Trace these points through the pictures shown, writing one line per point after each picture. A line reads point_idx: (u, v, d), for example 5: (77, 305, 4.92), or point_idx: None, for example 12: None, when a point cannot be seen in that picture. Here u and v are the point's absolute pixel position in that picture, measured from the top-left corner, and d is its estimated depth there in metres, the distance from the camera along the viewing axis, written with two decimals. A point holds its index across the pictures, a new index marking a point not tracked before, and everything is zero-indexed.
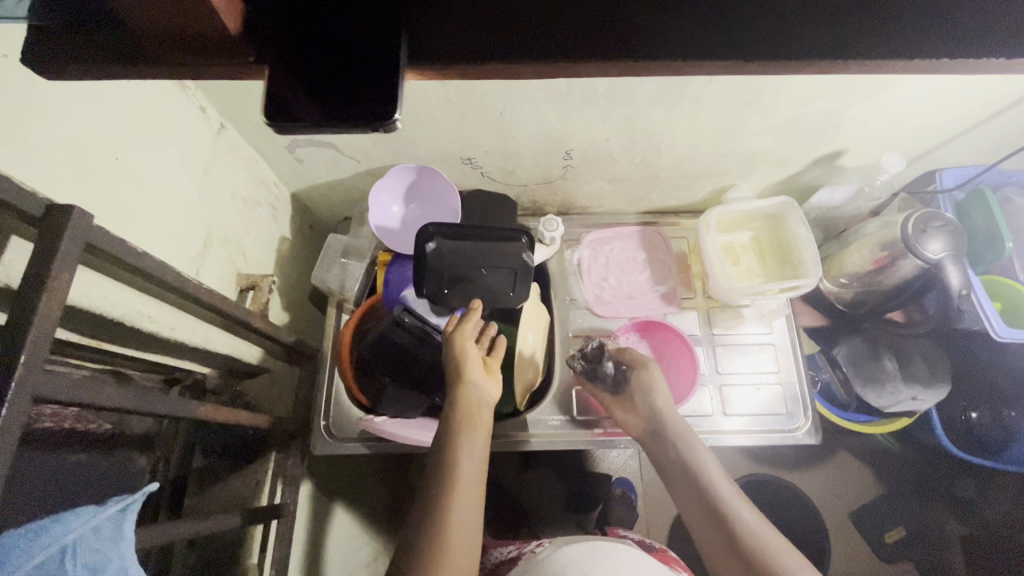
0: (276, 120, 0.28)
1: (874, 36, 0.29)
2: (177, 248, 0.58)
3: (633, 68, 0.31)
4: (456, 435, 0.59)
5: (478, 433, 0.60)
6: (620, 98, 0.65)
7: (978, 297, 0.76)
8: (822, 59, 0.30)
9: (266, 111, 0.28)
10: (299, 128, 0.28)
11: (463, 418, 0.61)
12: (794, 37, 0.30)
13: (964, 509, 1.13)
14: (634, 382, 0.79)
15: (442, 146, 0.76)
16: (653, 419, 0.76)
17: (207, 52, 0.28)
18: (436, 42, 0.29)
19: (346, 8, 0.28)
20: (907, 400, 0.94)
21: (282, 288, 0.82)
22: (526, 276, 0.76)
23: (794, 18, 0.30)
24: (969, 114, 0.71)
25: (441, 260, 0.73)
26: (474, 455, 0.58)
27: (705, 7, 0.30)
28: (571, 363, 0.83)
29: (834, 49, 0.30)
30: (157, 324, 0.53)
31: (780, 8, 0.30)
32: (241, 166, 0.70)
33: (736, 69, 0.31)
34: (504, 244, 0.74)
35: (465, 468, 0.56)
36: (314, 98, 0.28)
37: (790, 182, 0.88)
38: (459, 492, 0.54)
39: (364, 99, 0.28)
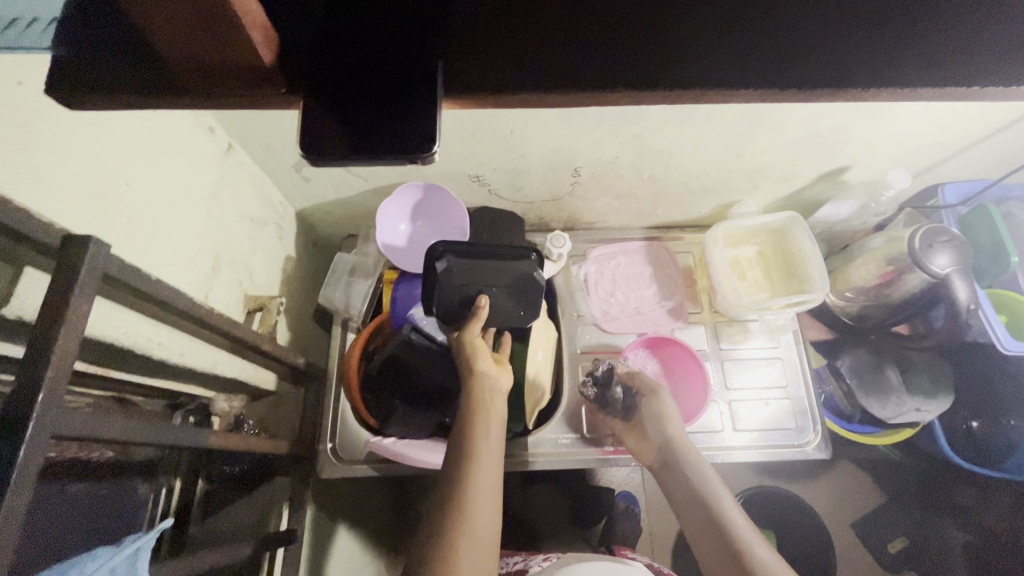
0: (311, 153, 0.28)
1: (889, 68, 0.31)
2: (187, 272, 0.57)
3: (661, 97, 0.31)
4: (472, 443, 0.60)
5: (493, 439, 0.61)
6: (629, 117, 0.66)
7: (984, 312, 0.76)
8: (842, 89, 0.31)
9: (302, 148, 0.28)
10: (333, 161, 0.28)
11: (479, 422, 0.62)
12: (815, 68, 0.31)
13: (968, 519, 1.12)
14: (646, 411, 0.79)
15: (450, 165, 0.76)
16: (665, 448, 0.75)
17: (240, 83, 0.28)
18: (467, 73, 0.30)
19: (380, 41, 0.29)
20: (911, 411, 0.93)
21: (288, 307, 0.81)
22: (535, 293, 0.76)
23: (816, 49, 0.31)
24: (972, 131, 0.72)
25: (449, 280, 0.73)
26: (489, 466, 0.59)
27: (732, 39, 0.31)
28: (583, 390, 0.82)
29: (852, 80, 0.31)
30: (168, 350, 0.52)
31: (803, 41, 0.31)
32: (248, 186, 0.70)
33: (759, 98, 0.32)
34: (511, 258, 0.73)
35: (481, 475, 0.58)
36: (349, 132, 0.28)
37: (794, 197, 0.89)
38: (476, 498, 0.56)
39: (398, 132, 0.28)
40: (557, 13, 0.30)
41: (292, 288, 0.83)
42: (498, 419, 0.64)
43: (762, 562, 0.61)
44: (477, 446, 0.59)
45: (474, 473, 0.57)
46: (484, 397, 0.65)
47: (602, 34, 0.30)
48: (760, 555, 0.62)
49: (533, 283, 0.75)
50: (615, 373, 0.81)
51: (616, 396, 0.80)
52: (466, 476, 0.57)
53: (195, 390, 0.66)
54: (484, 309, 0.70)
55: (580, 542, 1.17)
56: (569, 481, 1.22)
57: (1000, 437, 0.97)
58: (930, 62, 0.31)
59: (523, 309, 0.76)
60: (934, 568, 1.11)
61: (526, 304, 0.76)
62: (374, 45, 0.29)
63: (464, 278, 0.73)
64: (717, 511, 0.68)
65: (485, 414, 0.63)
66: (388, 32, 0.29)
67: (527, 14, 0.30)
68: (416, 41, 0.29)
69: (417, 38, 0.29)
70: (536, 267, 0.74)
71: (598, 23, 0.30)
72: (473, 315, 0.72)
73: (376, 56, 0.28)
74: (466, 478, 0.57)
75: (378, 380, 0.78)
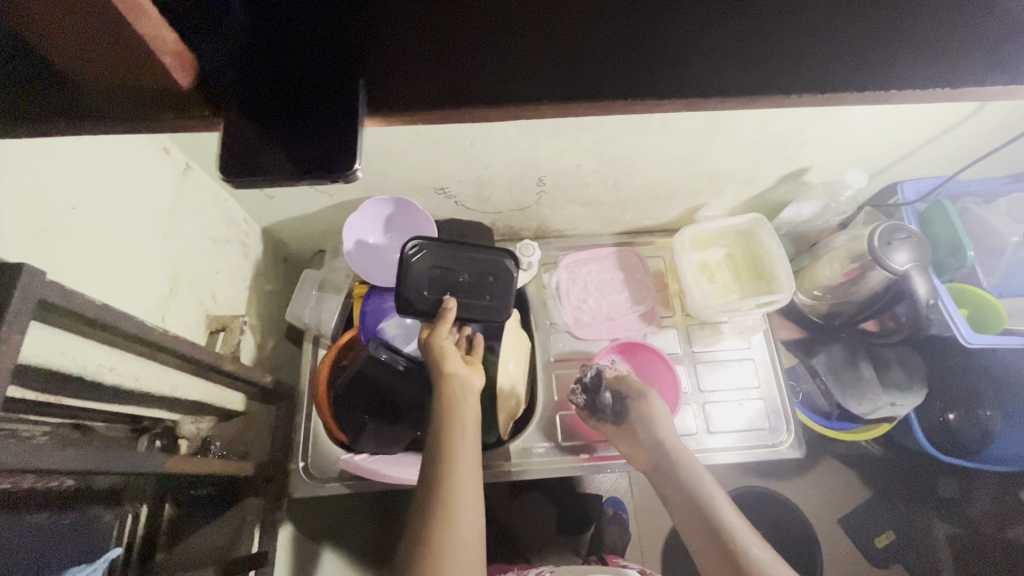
0: (230, 174, 0.28)
1: (827, 72, 0.31)
2: (139, 295, 0.56)
3: (603, 108, 0.32)
4: (449, 453, 0.59)
5: (469, 444, 0.61)
6: (588, 126, 0.67)
7: (944, 305, 0.78)
8: (779, 93, 0.32)
9: (220, 166, 0.28)
10: (255, 181, 0.28)
11: (453, 430, 0.61)
12: (754, 73, 0.31)
13: (951, 510, 1.13)
14: (636, 415, 0.77)
15: (414, 178, 0.77)
16: (657, 452, 0.74)
17: (159, 104, 0.28)
18: (393, 90, 0.30)
19: (303, 62, 0.29)
20: (886, 406, 0.95)
21: (255, 326, 0.80)
22: (505, 295, 0.75)
23: (751, 57, 0.31)
24: (924, 131, 0.74)
25: (417, 278, 0.72)
26: (467, 473, 0.59)
27: (667, 50, 0.31)
28: (572, 398, 0.81)
29: (790, 85, 0.31)
30: (120, 375, 0.51)
31: (736, 43, 0.31)
32: (208, 206, 0.69)
33: (698, 107, 0.32)
34: (482, 256, 0.74)
35: (461, 484, 0.58)
36: (266, 153, 0.28)
37: (759, 199, 0.90)
38: (460, 507, 0.57)
39: (316, 151, 0.28)
40: (481, 28, 0.30)
41: (261, 306, 0.83)
42: (474, 418, 0.64)
43: (757, 563, 0.61)
44: (454, 455, 0.59)
45: (455, 484, 0.57)
46: (457, 397, 0.64)
47: (524, 48, 0.30)
48: (756, 554, 0.62)
49: (506, 282, 0.75)
50: (604, 378, 0.80)
51: (605, 402, 0.79)
52: (446, 487, 0.57)
53: (161, 413, 0.65)
54: (451, 308, 0.69)
55: (569, 550, 1.16)
56: (554, 490, 1.21)
57: (976, 428, 0.99)
58: (847, 68, 0.31)
59: (498, 310, 0.74)
60: (919, 560, 1.12)
61: (494, 307, 0.74)
62: (297, 64, 0.29)
63: (433, 278, 0.72)
64: (709, 511, 0.67)
65: (459, 421, 0.62)
66: (311, 52, 0.29)
67: (450, 27, 0.30)
68: (339, 59, 0.29)
69: (339, 58, 0.29)
70: (507, 258, 0.75)
71: (519, 37, 0.30)
72: (440, 315, 0.70)
73: (298, 75, 0.29)
74: (446, 490, 0.57)
75: (341, 391, 0.77)
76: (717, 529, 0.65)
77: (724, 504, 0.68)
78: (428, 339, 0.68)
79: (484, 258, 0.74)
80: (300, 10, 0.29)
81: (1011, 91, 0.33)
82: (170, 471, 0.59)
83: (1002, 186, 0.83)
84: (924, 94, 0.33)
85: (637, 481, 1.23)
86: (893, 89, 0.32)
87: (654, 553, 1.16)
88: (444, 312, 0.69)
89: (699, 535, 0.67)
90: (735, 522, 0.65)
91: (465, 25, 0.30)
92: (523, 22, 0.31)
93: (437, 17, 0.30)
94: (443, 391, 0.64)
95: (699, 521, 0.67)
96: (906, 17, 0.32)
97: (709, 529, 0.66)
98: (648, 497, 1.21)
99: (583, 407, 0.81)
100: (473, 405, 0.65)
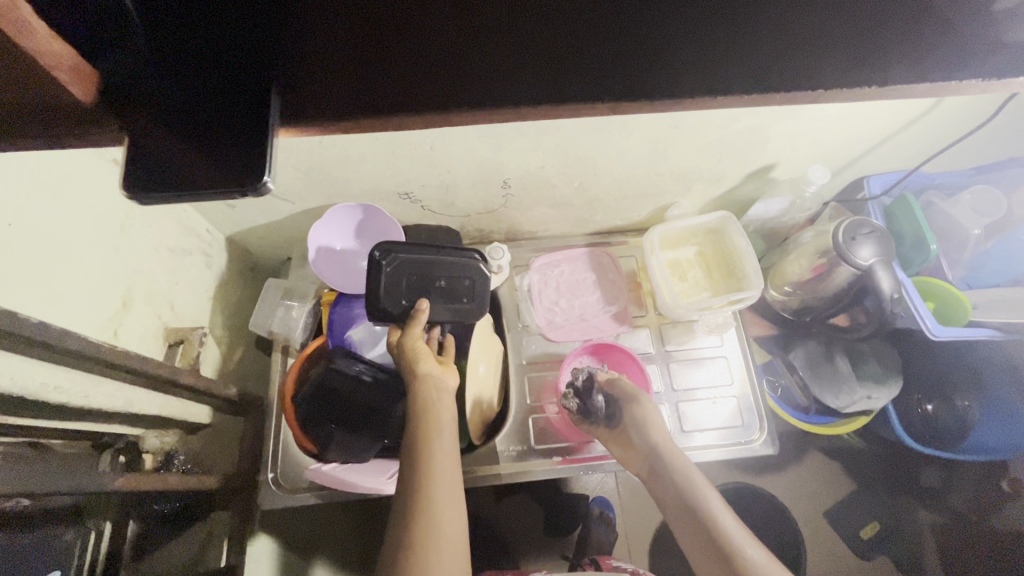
0: (133, 191, 0.29)
1: (746, 74, 0.32)
2: (89, 312, 0.56)
3: (530, 113, 0.32)
4: (427, 459, 0.58)
5: (447, 446, 0.61)
6: (547, 128, 0.66)
7: (910, 297, 0.78)
8: (703, 95, 0.32)
9: (123, 181, 0.28)
10: (156, 197, 0.29)
11: (431, 434, 0.60)
12: (675, 78, 0.31)
13: (936, 500, 1.12)
14: (628, 418, 0.76)
15: (377, 185, 0.76)
16: (651, 456, 0.72)
17: (50, 123, 0.28)
18: (304, 101, 0.30)
19: (216, 72, 0.29)
20: (862, 399, 0.94)
21: (219, 337, 0.80)
22: (481, 294, 0.73)
23: (672, 62, 0.31)
24: (884, 126, 0.74)
25: (389, 284, 0.68)
26: (446, 476, 0.58)
27: (588, 55, 0.31)
28: (566, 403, 0.79)
29: (710, 88, 0.32)
30: (67, 393, 0.51)
31: (656, 46, 0.31)
32: (166, 216, 0.68)
33: (621, 110, 0.32)
34: (458, 259, 0.71)
35: (440, 487, 0.57)
36: (172, 169, 0.29)
37: (728, 197, 0.90)
38: (441, 511, 0.56)
39: (227, 165, 0.28)
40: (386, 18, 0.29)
41: (226, 316, 0.82)
42: (449, 418, 0.63)
43: (754, 564, 0.61)
44: (432, 457, 0.58)
45: (434, 487, 0.57)
46: (432, 397, 0.64)
47: (432, 44, 0.30)
48: (751, 555, 0.62)
49: (482, 285, 0.73)
50: (596, 382, 0.78)
51: (598, 405, 0.76)
52: (426, 491, 0.56)
53: (120, 429, 0.63)
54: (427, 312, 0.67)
55: (557, 552, 1.15)
56: (539, 491, 1.19)
57: (955, 419, 0.99)
58: (766, 71, 0.32)
59: (475, 311, 0.73)
60: (904, 551, 1.11)
61: (466, 311, 0.73)
62: (211, 73, 0.29)
63: (406, 283, 0.69)
64: (703, 513, 0.66)
65: (436, 422, 0.62)
66: (222, 59, 0.29)
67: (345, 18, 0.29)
68: (251, 63, 0.29)
69: (251, 62, 0.29)
70: (479, 262, 0.72)
71: (426, 34, 0.30)
72: (413, 317, 0.67)
73: (214, 83, 0.29)
74: (426, 494, 0.56)
75: (305, 397, 0.74)
76: (710, 530, 0.65)
77: (717, 505, 0.67)
78: (403, 337, 0.67)
79: (459, 261, 0.71)
80: (215, 13, 0.29)
81: (938, 86, 0.33)
82: (119, 489, 0.57)
83: (965, 179, 0.85)
84: (852, 93, 0.33)
85: (624, 480, 1.21)
86: (819, 89, 0.32)
87: (640, 551, 1.15)
88: (418, 315, 0.67)
89: (692, 534, 0.66)
90: (728, 522, 0.65)
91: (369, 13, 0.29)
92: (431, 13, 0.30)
93: (334, 15, 0.29)
94: (416, 392, 0.63)
95: (693, 520, 0.66)
96: (831, 17, 0.32)
97: (701, 530, 0.65)
98: (636, 496, 1.20)
99: (577, 412, 0.79)
100: (450, 406, 0.65)
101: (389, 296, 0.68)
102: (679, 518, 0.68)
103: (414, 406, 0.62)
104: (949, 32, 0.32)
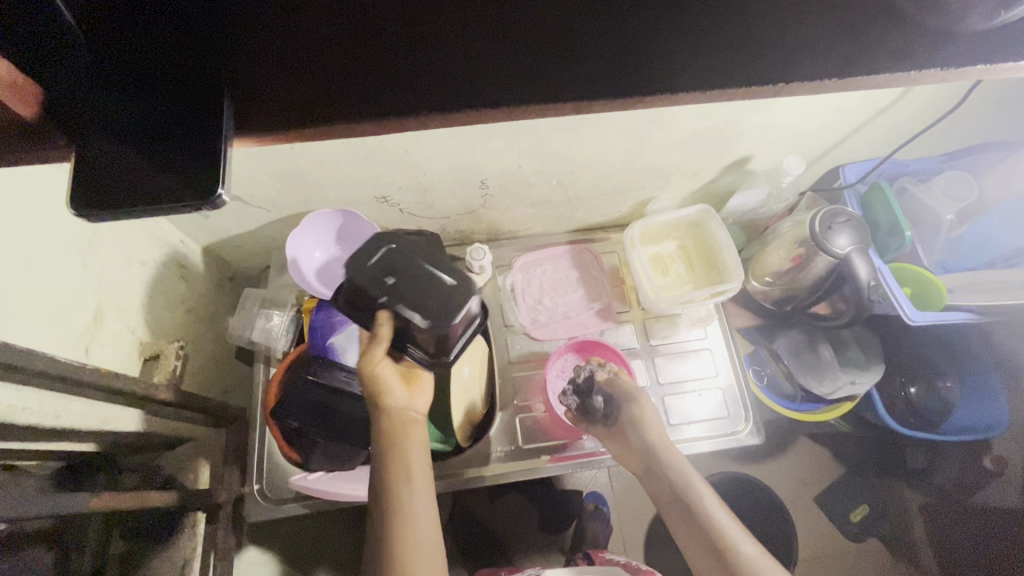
0: (81, 206, 0.28)
1: (710, 69, 0.31)
2: (59, 329, 0.54)
3: (495, 114, 0.31)
4: (398, 484, 0.56)
5: (420, 480, 0.57)
6: (522, 127, 0.66)
7: (889, 284, 0.79)
8: (665, 92, 0.31)
9: (69, 199, 0.28)
10: (103, 214, 0.28)
11: (402, 461, 0.57)
12: (638, 77, 0.31)
13: (923, 481, 1.13)
14: (626, 417, 0.74)
15: (353, 189, 0.75)
16: (648, 455, 0.71)
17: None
18: (259, 110, 0.29)
19: (168, 84, 0.29)
20: (847, 384, 0.96)
21: (197, 349, 0.79)
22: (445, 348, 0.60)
23: (640, 61, 0.31)
24: (856, 116, 0.74)
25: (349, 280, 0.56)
26: (419, 499, 0.56)
27: (549, 63, 0.31)
28: (564, 400, 0.79)
29: (673, 87, 0.31)
30: (35, 413, 0.52)
31: (619, 45, 0.31)
32: (137, 228, 0.67)
33: (587, 110, 0.31)
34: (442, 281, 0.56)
35: (413, 508, 0.56)
36: (120, 184, 0.28)
37: (706, 190, 0.91)
38: (417, 530, 0.55)
39: (177, 178, 0.28)
40: (348, 26, 0.30)
41: (205, 327, 0.81)
42: (421, 446, 0.59)
43: (747, 560, 0.61)
44: (401, 484, 0.56)
45: (407, 510, 0.56)
46: (399, 429, 0.58)
47: (389, 49, 0.30)
48: (744, 550, 0.62)
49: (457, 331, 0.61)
50: (596, 380, 0.77)
51: (597, 404, 0.76)
52: (400, 512, 0.55)
53: (100, 448, 0.62)
54: (387, 326, 0.55)
55: (551, 548, 1.15)
56: (531, 490, 1.19)
57: (936, 400, 1.01)
58: (725, 70, 0.31)
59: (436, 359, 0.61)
60: (894, 531, 1.13)
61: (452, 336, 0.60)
62: (165, 83, 0.29)
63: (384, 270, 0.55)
64: (696, 509, 0.65)
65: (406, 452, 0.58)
66: (173, 71, 0.29)
67: (304, 30, 0.30)
68: (204, 74, 0.29)
69: (206, 70, 0.29)
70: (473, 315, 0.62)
71: (384, 44, 0.30)
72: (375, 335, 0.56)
73: (165, 91, 0.29)
74: (399, 516, 0.55)
75: (280, 404, 0.73)
76: (703, 525, 0.64)
77: (710, 499, 0.66)
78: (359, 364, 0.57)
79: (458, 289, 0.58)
80: (163, 18, 0.29)
81: (897, 78, 0.32)
82: (95, 509, 0.56)
83: (939, 165, 0.86)
84: (817, 86, 0.32)
85: (618, 474, 1.21)
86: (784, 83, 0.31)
87: (635, 544, 1.15)
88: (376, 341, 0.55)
89: (685, 529, 0.66)
90: (722, 519, 0.64)
91: (333, 21, 0.30)
92: (390, 20, 0.30)
93: (295, 31, 0.30)
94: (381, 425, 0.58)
95: (686, 516, 0.66)
96: (781, 21, 0.32)
97: (696, 528, 0.65)
98: (629, 489, 1.20)
99: (575, 411, 0.78)
100: (421, 433, 0.60)
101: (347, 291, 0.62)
102: (673, 512, 0.68)
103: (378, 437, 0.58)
104: (900, 27, 0.32)
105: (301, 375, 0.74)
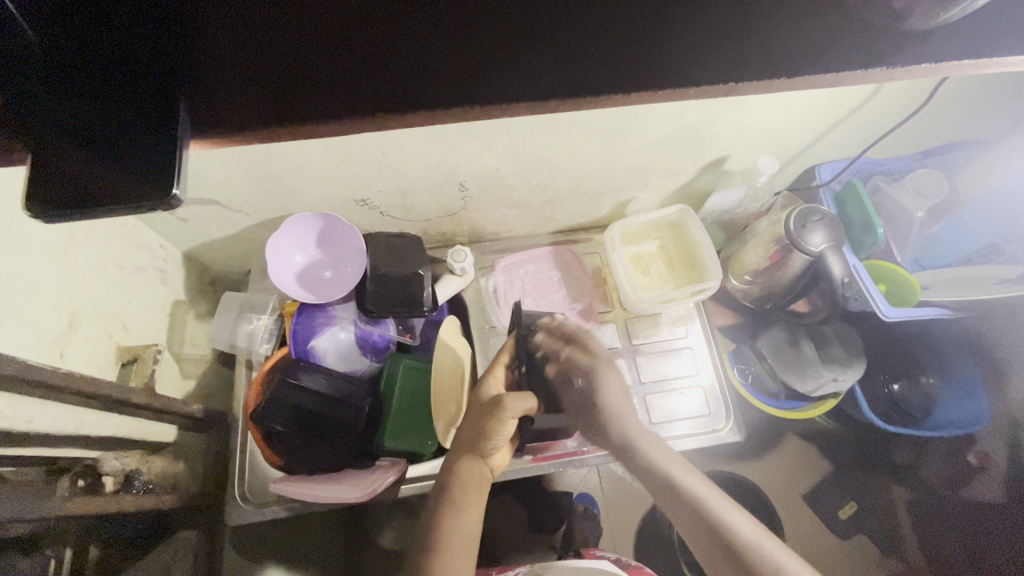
0: (36, 208, 0.28)
1: (660, 72, 0.32)
2: (33, 333, 0.55)
3: (445, 116, 0.32)
4: (452, 503, 0.60)
5: (472, 514, 0.60)
6: (498, 129, 0.66)
7: (865, 281, 0.80)
8: (616, 93, 0.32)
9: (25, 199, 0.28)
10: (58, 215, 0.28)
11: (467, 490, 0.61)
12: (590, 77, 0.32)
13: (909, 477, 1.14)
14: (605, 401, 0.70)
15: (333, 192, 0.75)
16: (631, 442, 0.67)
17: None
18: (216, 113, 0.30)
19: (119, 86, 0.29)
20: (829, 382, 0.96)
21: (176, 354, 0.79)
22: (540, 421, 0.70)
23: (592, 63, 0.32)
24: (826, 116, 0.76)
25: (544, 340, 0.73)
26: (467, 525, 0.59)
27: (505, 66, 0.31)
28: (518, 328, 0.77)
29: (625, 87, 0.32)
30: (11, 418, 0.50)
31: (573, 46, 0.32)
32: (114, 233, 0.67)
33: (541, 111, 0.32)
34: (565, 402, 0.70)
35: (456, 530, 0.58)
36: (76, 184, 0.28)
37: (684, 190, 0.92)
38: (452, 551, 0.57)
39: (130, 177, 0.28)
40: (317, 28, 0.31)
41: (185, 332, 0.81)
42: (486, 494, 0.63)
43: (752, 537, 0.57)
44: (456, 504, 0.60)
45: (449, 526, 0.58)
46: (478, 471, 0.63)
47: (342, 49, 0.31)
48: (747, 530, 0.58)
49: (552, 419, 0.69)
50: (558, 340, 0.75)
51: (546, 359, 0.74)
52: (443, 528, 0.58)
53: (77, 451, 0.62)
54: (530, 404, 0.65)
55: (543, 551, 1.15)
56: (521, 492, 1.19)
57: (921, 396, 1.02)
58: (674, 73, 0.32)
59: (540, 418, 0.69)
60: (882, 528, 1.14)
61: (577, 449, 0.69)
62: (117, 86, 0.29)
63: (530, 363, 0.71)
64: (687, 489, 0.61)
65: (474, 487, 0.62)
66: (124, 74, 0.29)
67: (269, 33, 0.31)
68: (156, 77, 0.29)
69: (157, 70, 0.29)
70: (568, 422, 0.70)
71: (336, 52, 0.31)
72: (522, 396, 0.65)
73: (120, 93, 0.29)
74: (443, 533, 0.58)
75: (261, 408, 0.73)
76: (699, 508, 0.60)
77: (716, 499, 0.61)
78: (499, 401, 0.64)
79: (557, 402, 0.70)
80: (117, 22, 0.30)
81: (844, 76, 0.33)
82: (68, 513, 0.55)
83: (913, 163, 0.87)
84: (768, 84, 0.33)
85: (607, 475, 1.21)
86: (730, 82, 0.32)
87: (626, 545, 1.16)
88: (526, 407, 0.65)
89: (682, 518, 0.61)
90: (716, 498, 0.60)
91: (303, 24, 0.31)
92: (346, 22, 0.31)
93: (251, 37, 0.31)
94: (463, 457, 0.64)
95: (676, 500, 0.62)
96: (730, 20, 0.33)
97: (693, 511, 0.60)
98: (620, 491, 1.20)
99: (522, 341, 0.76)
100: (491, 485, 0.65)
101: (376, 299, 0.79)
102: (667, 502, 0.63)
103: (456, 467, 0.63)
104: (847, 25, 0.33)
105: (281, 379, 0.74)
